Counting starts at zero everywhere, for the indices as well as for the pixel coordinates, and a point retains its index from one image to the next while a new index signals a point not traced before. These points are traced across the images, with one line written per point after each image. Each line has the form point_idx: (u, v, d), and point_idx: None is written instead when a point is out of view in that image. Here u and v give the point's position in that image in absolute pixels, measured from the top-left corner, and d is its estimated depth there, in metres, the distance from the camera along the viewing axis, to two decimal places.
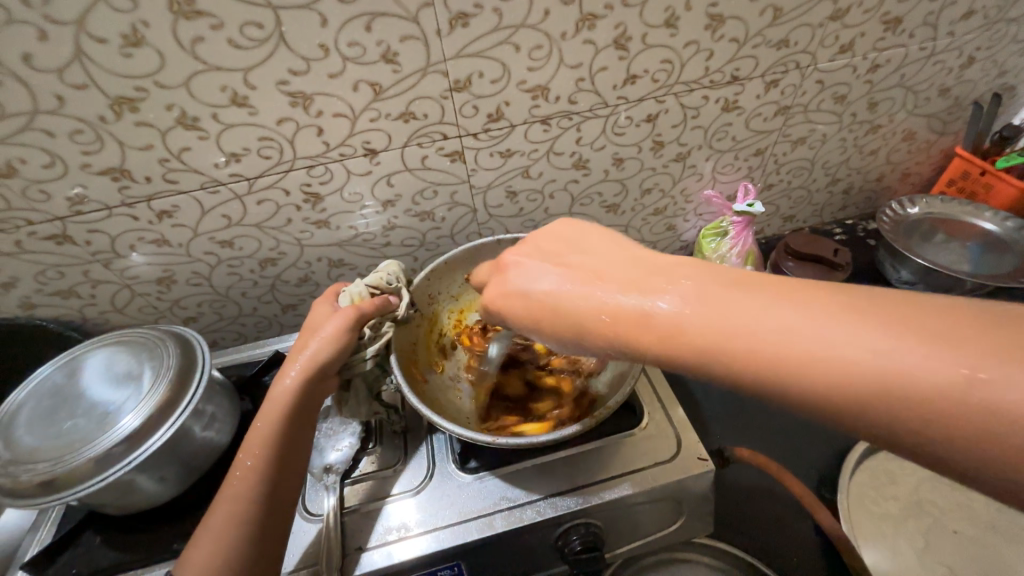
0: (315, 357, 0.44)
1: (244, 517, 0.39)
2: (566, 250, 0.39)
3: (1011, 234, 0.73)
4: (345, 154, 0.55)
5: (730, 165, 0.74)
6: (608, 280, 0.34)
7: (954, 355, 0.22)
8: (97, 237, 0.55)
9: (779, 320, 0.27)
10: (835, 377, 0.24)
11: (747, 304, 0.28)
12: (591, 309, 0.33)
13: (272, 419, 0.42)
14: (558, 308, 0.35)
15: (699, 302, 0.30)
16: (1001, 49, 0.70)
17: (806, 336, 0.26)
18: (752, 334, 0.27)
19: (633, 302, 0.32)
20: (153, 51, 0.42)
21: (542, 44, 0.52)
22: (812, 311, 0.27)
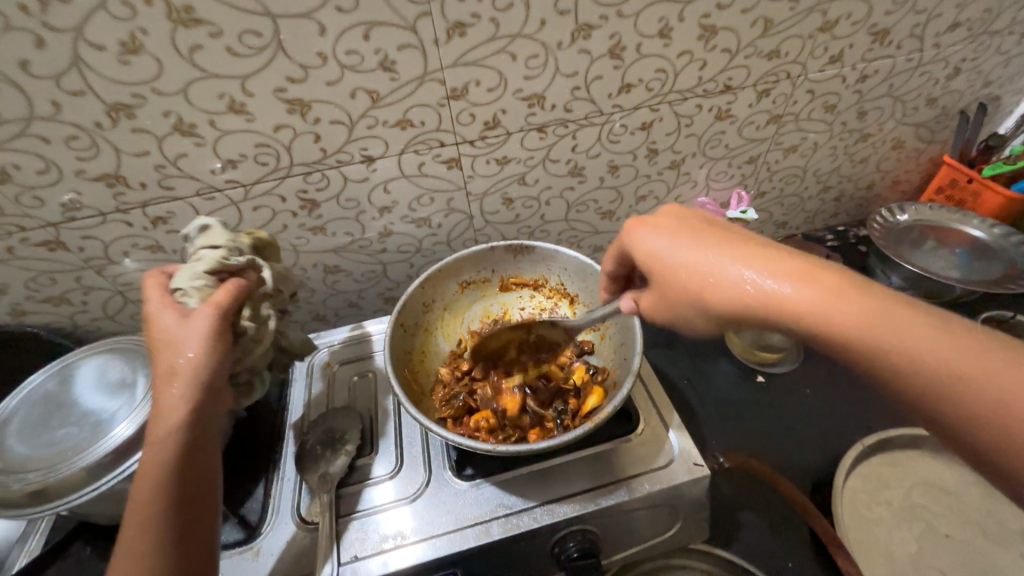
0: (194, 368, 0.37)
1: (153, 560, 0.33)
2: (713, 231, 0.41)
3: (997, 241, 0.75)
4: (342, 160, 0.55)
5: (723, 172, 0.75)
6: (744, 259, 0.37)
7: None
8: (90, 243, 0.55)
9: (915, 335, 0.32)
10: (952, 389, 0.31)
11: (891, 312, 0.33)
12: (749, 291, 0.36)
13: (166, 441, 0.36)
14: (713, 283, 0.38)
15: (851, 299, 0.34)
16: (986, 61, 0.71)
17: (892, 345, 0.32)
18: (900, 338, 0.32)
19: (809, 298, 0.34)
20: (151, 58, 0.43)
21: (538, 54, 0.52)
22: (950, 332, 0.32)
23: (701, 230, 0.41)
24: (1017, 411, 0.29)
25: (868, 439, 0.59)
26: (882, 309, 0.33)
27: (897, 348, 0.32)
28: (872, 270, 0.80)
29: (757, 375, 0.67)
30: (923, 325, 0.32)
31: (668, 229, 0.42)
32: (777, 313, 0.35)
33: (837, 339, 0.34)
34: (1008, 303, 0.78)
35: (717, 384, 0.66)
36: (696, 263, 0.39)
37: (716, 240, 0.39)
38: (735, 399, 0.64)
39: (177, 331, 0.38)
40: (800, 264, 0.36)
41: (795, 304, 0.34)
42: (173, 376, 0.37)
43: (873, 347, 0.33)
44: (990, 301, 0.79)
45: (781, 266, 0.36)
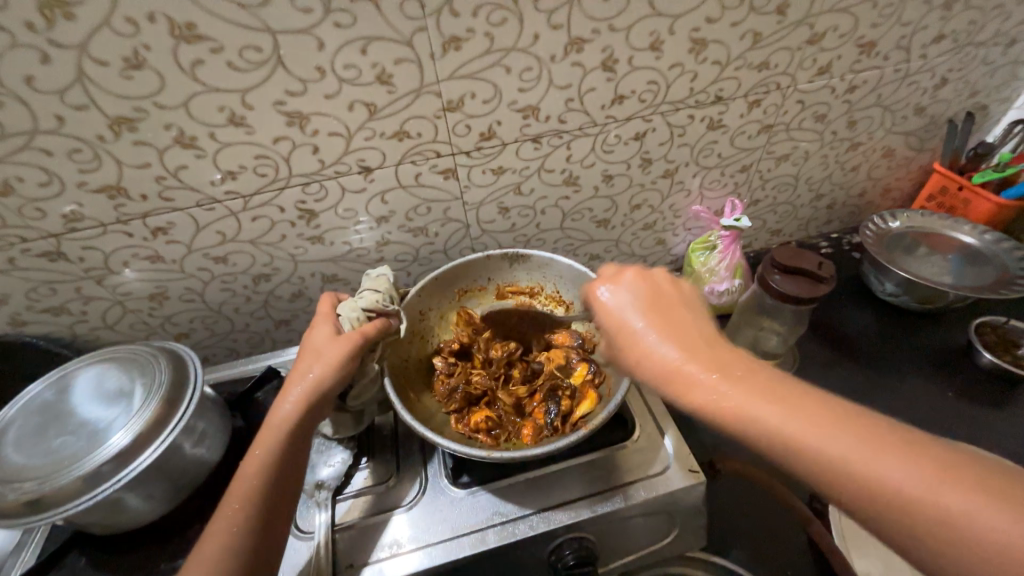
0: (320, 382, 0.44)
1: (240, 545, 0.38)
2: (662, 312, 0.40)
3: (989, 247, 0.76)
4: (340, 171, 0.56)
5: (717, 181, 0.76)
6: (678, 342, 0.38)
7: (944, 489, 0.26)
8: (91, 254, 0.55)
9: (861, 448, 0.28)
10: (906, 507, 0.27)
11: (830, 417, 0.30)
12: (684, 378, 0.35)
13: (276, 439, 0.42)
14: (659, 369, 0.37)
15: (777, 404, 0.31)
16: (971, 71, 0.73)
17: (812, 439, 0.30)
18: (845, 444, 0.29)
19: (729, 384, 0.34)
20: (154, 73, 0.44)
21: (532, 67, 0.53)
22: (900, 438, 0.28)
23: (655, 310, 0.40)
24: (951, 519, 0.26)
25: None
26: (821, 418, 0.30)
27: (837, 461, 0.29)
28: (866, 276, 0.81)
29: None
30: (863, 434, 0.29)
31: (626, 296, 0.42)
32: (712, 415, 0.33)
33: (779, 452, 0.31)
34: (1001, 308, 0.79)
35: None
36: (645, 342, 0.39)
37: (664, 323, 0.39)
38: None
39: (320, 347, 0.46)
40: (727, 360, 0.36)
41: (729, 407, 0.33)
42: (300, 383, 0.44)
43: (816, 459, 0.29)
44: (984, 307, 0.79)
45: (712, 365, 0.35)
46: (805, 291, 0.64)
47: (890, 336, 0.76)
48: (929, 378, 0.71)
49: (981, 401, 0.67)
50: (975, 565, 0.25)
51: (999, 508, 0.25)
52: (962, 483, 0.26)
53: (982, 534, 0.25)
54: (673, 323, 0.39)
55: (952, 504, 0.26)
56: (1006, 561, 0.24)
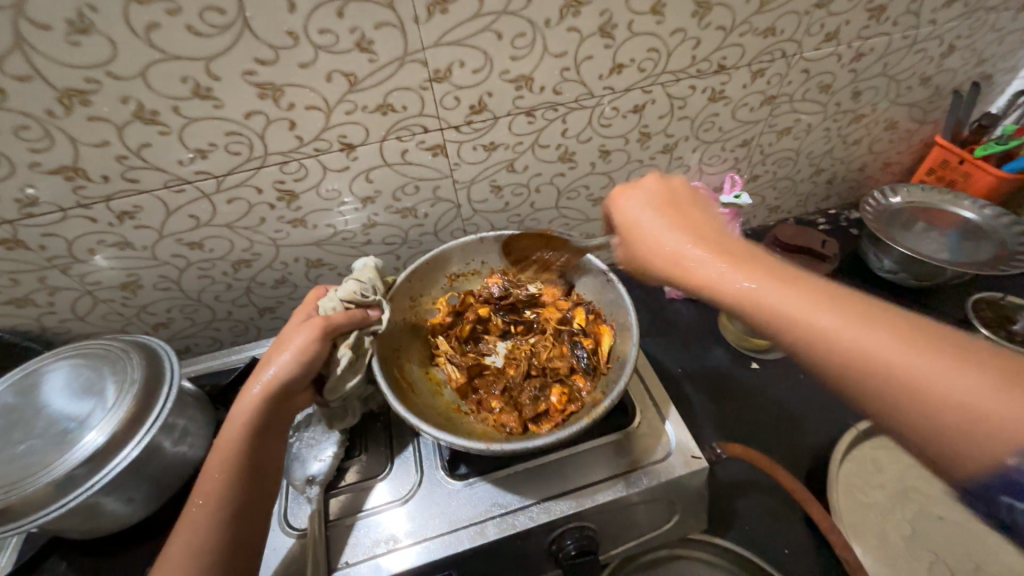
0: (281, 374, 0.43)
1: (203, 542, 0.37)
2: (687, 211, 0.43)
3: (988, 222, 0.75)
4: (320, 149, 0.52)
5: (716, 156, 0.73)
6: (679, 230, 0.41)
7: (914, 350, 0.28)
8: (52, 241, 0.51)
9: (837, 316, 0.31)
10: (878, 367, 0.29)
11: (833, 291, 0.33)
12: (681, 265, 0.39)
13: (234, 438, 0.40)
14: (661, 258, 0.41)
15: (784, 282, 0.34)
16: (980, 38, 0.70)
17: (819, 320, 0.31)
18: (835, 328, 0.31)
19: (723, 269, 0.37)
20: (104, 39, 0.39)
21: (525, 32, 0.49)
22: (887, 313, 0.31)
23: (671, 207, 0.44)
24: (908, 372, 0.28)
25: (862, 424, 0.59)
26: (839, 300, 0.32)
27: (823, 328, 0.31)
28: (864, 253, 0.80)
29: (751, 362, 0.67)
30: (879, 322, 0.30)
31: (644, 200, 0.45)
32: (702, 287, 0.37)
33: (763, 317, 0.34)
34: (995, 284, 0.79)
35: (711, 372, 0.65)
36: (644, 232, 0.43)
37: (673, 219, 0.42)
38: (730, 387, 0.64)
39: (288, 335, 0.45)
40: (731, 245, 0.39)
41: (736, 288, 0.35)
42: (265, 372, 0.43)
43: (801, 326, 0.32)
44: (979, 282, 0.79)
45: (712, 246, 0.39)
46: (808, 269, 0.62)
47: None
48: None
49: None
50: (949, 417, 0.27)
51: (986, 378, 0.26)
52: (961, 362, 0.27)
53: (973, 406, 0.26)
54: (681, 217, 0.42)
55: (920, 366, 0.28)
56: (965, 409, 0.26)
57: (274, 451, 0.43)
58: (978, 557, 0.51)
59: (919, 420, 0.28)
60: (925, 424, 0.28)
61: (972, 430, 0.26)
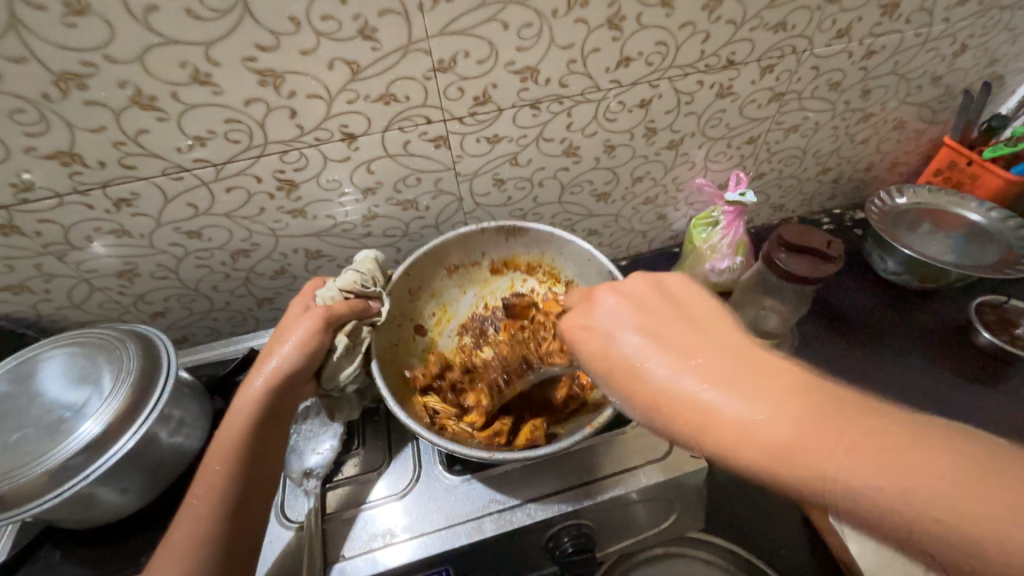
0: (284, 364, 0.42)
1: (204, 533, 0.36)
2: (669, 311, 0.36)
3: (994, 225, 0.74)
4: (321, 138, 0.51)
5: (722, 153, 0.72)
6: (684, 361, 0.32)
7: (1001, 498, 0.22)
8: (48, 227, 0.50)
9: (877, 458, 0.24)
10: (989, 536, 0.21)
11: (857, 417, 0.26)
12: (723, 424, 0.29)
13: (237, 430, 0.40)
14: (679, 405, 0.31)
15: (868, 440, 0.25)
16: (993, 38, 0.69)
17: (935, 505, 0.23)
18: (977, 517, 0.22)
19: (792, 432, 0.27)
20: (100, 21, 0.38)
21: (531, 22, 0.48)
22: (925, 433, 0.25)
23: (650, 312, 0.36)
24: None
25: None
26: (945, 462, 0.23)
27: (875, 477, 0.24)
28: (868, 254, 0.79)
29: None
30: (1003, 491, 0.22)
31: (616, 318, 0.36)
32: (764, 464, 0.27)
33: (795, 475, 0.26)
34: (998, 287, 0.78)
35: None
36: (647, 372, 0.33)
37: (672, 339, 0.33)
38: None
39: (290, 326, 0.44)
40: (730, 370, 0.30)
41: (744, 427, 0.28)
42: (268, 363, 0.43)
43: (832, 478, 0.25)
44: (983, 285, 0.79)
45: (709, 375, 0.30)
46: (812, 269, 0.62)
47: (890, 314, 0.75)
48: (925, 357, 0.70)
49: (975, 381, 0.68)
50: None
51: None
52: None
53: None
54: (685, 341, 0.33)
55: None
56: None
57: (276, 443, 0.42)
58: None
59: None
60: None
61: None
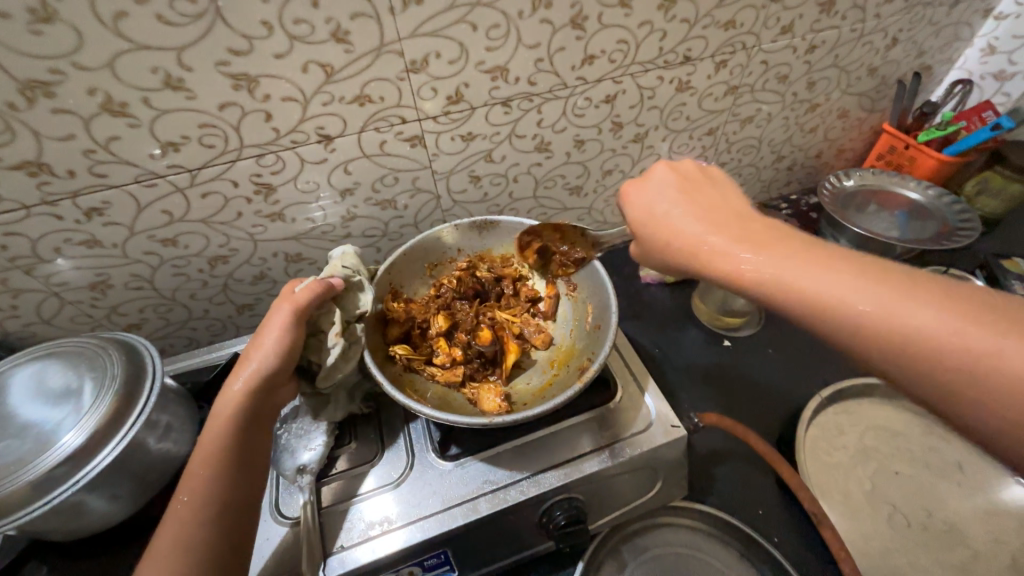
0: (261, 366, 0.42)
1: (190, 538, 0.37)
2: (706, 193, 0.44)
3: (932, 201, 0.81)
4: (298, 141, 0.52)
5: (685, 145, 0.76)
6: (730, 233, 0.39)
7: (943, 319, 0.29)
8: (14, 241, 0.49)
9: (856, 280, 0.32)
10: (941, 355, 0.29)
11: (825, 262, 0.34)
12: (743, 269, 0.36)
13: (218, 436, 0.40)
14: (702, 256, 0.39)
15: (839, 273, 0.33)
16: (920, 31, 0.76)
17: (892, 316, 0.30)
18: (908, 326, 0.30)
19: (832, 278, 0.33)
20: (68, 28, 0.38)
21: (499, 23, 0.51)
22: (921, 284, 0.31)
23: (689, 196, 0.43)
24: (887, 323, 0.30)
25: (826, 391, 0.63)
26: (913, 289, 0.31)
27: (875, 318, 0.31)
28: (823, 234, 0.85)
29: (724, 339, 0.71)
30: (941, 305, 0.30)
31: (661, 192, 0.45)
32: (761, 287, 0.35)
33: (805, 302, 0.33)
34: (939, 259, 0.85)
35: (688, 350, 0.69)
36: (667, 225, 0.43)
37: (690, 203, 0.43)
38: (705, 364, 0.67)
39: (263, 326, 0.44)
40: (784, 242, 0.36)
41: (734, 265, 0.37)
42: (247, 366, 0.43)
43: (828, 307, 0.32)
44: (926, 258, 0.85)
45: (775, 246, 0.36)
46: None
47: None
48: None
49: None
50: None
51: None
52: None
53: None
54: (686, 212, 0.42)
55: (1005, 354, 0.27)
56: None
57: (261, 448, 0.42)
58: (931, 505, 0.56)
59: (974, 415, 0.29)
60: (1004, 413, 0.27)
61: None
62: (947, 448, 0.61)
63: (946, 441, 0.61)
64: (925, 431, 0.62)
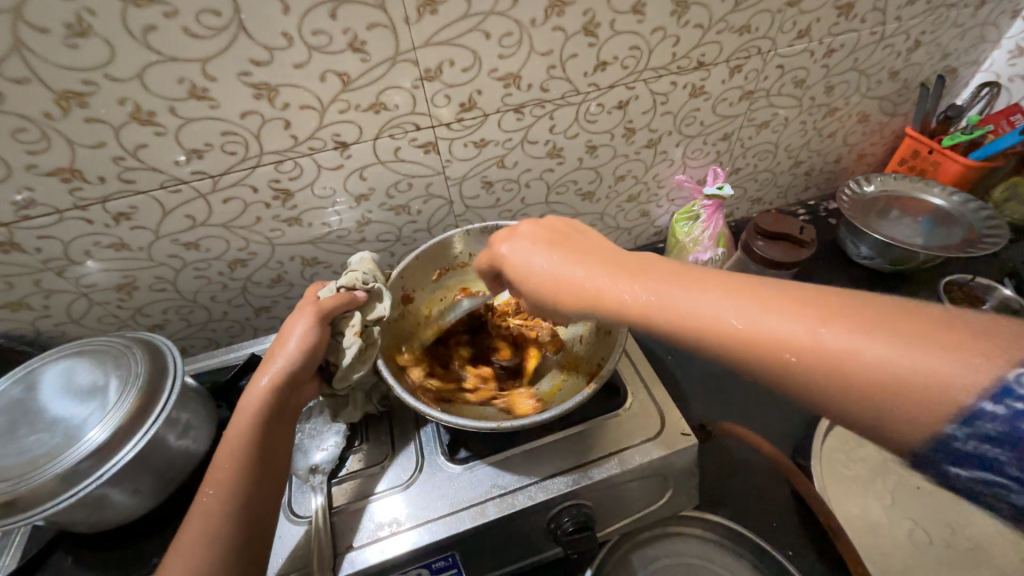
0: (288, 363, 0.44)
1: (215, 529, 0.38)
2: (573, 235, 0.44)
3: (956, 207, 0.79)
4: (315, 148, 0.53)
5: (699, 150, 0.76)
6: (613, 270, 0.39)
7: (824, 331, 0.29)
8: (48, 243, 0.51)
9: (729, 300, 0.33)
10: (816, 360, 0.29)
11: (703, 287, 0.34)
12: (634, 305, 0.36)
13: (244, 431, 0.41)
14: (592, 295, 0.38)
15: (714, 296, 0.33)
16: (943, 34, 0.74)
17: (767, 331, 0.31)
18: (781, 338, 0.30)
19: (711, 304, 0.33)
20: (102, 41, 0.40)
21: (512, 31, 0.51)
22: (795, 297, 0.32)
23: (559, 242, 0.43)
24: (768, 340, 0.31)
25: None
26: (780, 303, 0.32)
27: (756, 337, 0.31)
28: (842, 240, 0.83)
29: None
30: (805, 313, 0.31)
31: (533, 238, 0.44)
32: (659, 321, 0.35)
33: (691, 332, 0.33)
34: (965, 267, 0.82)
35: (701, 358, 0.68)
36: (546, 272, 0.41)
37: (568, 249, 0.42)
38: (719, 371, 0.67)
39: (289, 327, 0.46)
40: (667, 274, 0.36)
41: (626, 300, 0.36)
42: (272, 363, 0.44)
43: (717, 333, 0.32)
44: (951, 266, 0.83)
45: (658, 278, 0.36)
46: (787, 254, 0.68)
47: None
48: None
49: None
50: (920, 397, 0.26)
51: (894, 341, 0.28)
52: (886, 332, 0.28)
53: (916, 374, 0.26)
54: (569, 252, 0.41)
55: (864, 349, 0.28)
56: (913, 377, 0.26)
57: (284, 444, 0.43)
58: (955, 523, 0.54)
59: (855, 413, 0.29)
60: (879, 407, 0.28)
61: (927, 392, 0.26)
62: None
63: None
64: None
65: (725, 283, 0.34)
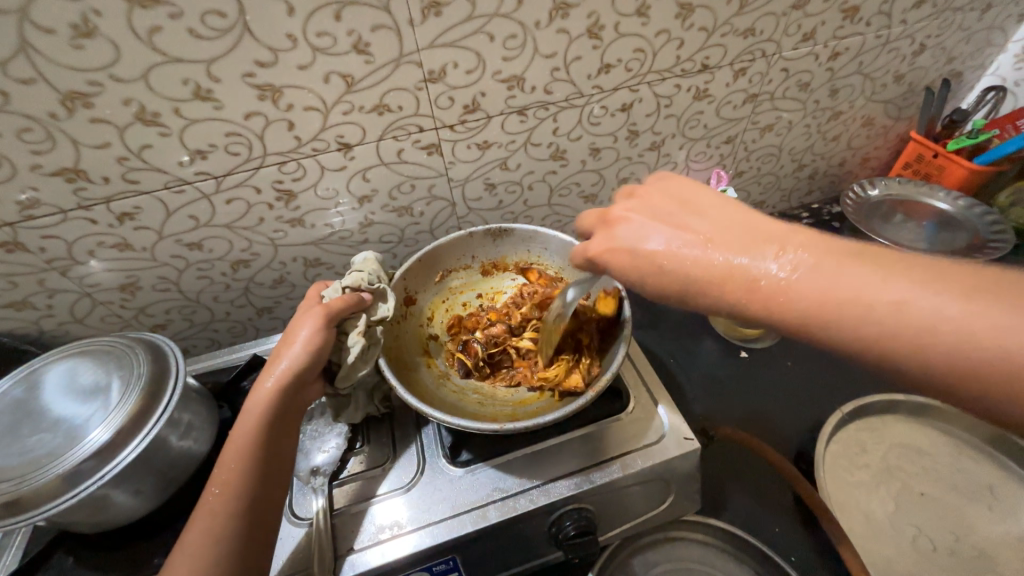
0: (293, 364, 0.44)
1: (221, 529, 0.38)
2: (679, 206, 0.42)
3: (961, 212, 0.78)
4: (318, 149, 0.53)
5: (702, 153, 0.75)
6: (740, 245, 0.36)
7: (996, 316, 0.27)
8: (52, 243, 0.52)
9: (878, 279, 0.31)
10: (990, 356, 0.27)
11: (851, 266, 0.32)
12: (771, 286, 0.33)
13: (249, 432, 0.41)
14: (718, 274, 0.35)
15: (869, 278, 0.31)
16: (949, 37, 0.74)
17: (931, 319, 0.29)
18: (949, 330, 0.28)
19: (869, 286, 0.31)
20: (107, 42, 0.40)
21: (516, 34, 0.51)
22: (954, 278, 0.30)
23: (675, 214, 0.41)
24: (933, 328, 0.29)
25: (847, 407, 0.62)
26: (943, 286, 0.29)
27: (914, 325, 0.29)
28: (846, 244, 0.83)
29: (741, 351, 0.69)
30: (978, 300, 0.28)
31: (648, 211, 0.43)
32: (797, 310, 0.32)
33: (818, 309, 0.32)
34: None
35: (703, 361, 0.68)
36: (663, 251, 0.38)
37: (687, 221, 0.40)
38: (721, 375, 0.66)
39: (295, 328, 0.46)
40: (807, 249, 0.34)
41: (758, 282, 0.34)
42: (278, 364, 0.44)
43: (864, 316, 0.30)
44: None
45: (799, 255, 0.34)
46: None
47: None
48: None
49: None
50: None
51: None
52: None
53: None
54: (687, 219, 0.40)
55: None
56: None
57: (289, 445, 0.43)
58: (959, 529, 0.54)
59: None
60: None
61: None
62: (976, 470, 0.58)
63: (976, 462, 0.59)
64: (953, 451, 0.60)
65: (873, 264, 0.32)
